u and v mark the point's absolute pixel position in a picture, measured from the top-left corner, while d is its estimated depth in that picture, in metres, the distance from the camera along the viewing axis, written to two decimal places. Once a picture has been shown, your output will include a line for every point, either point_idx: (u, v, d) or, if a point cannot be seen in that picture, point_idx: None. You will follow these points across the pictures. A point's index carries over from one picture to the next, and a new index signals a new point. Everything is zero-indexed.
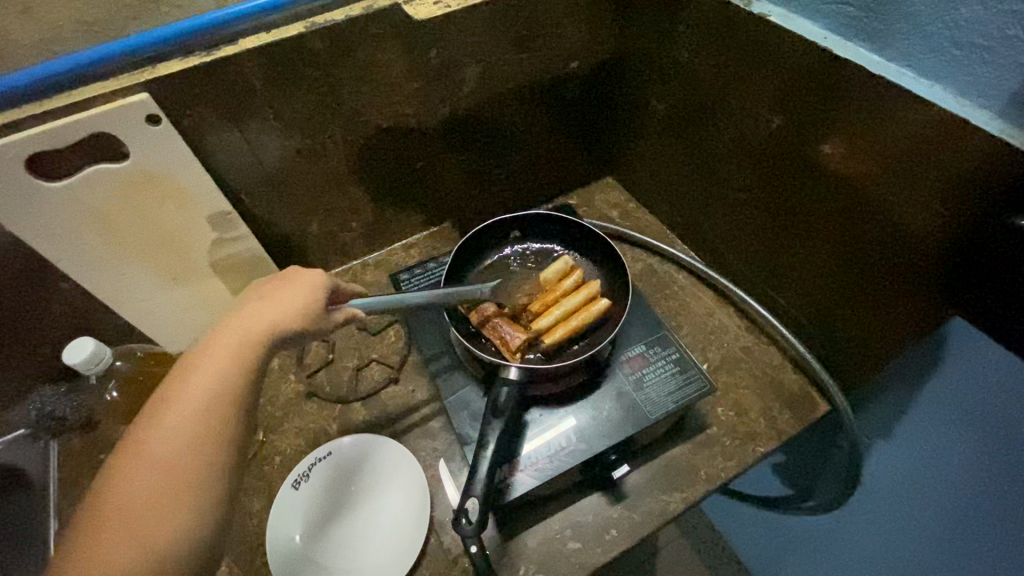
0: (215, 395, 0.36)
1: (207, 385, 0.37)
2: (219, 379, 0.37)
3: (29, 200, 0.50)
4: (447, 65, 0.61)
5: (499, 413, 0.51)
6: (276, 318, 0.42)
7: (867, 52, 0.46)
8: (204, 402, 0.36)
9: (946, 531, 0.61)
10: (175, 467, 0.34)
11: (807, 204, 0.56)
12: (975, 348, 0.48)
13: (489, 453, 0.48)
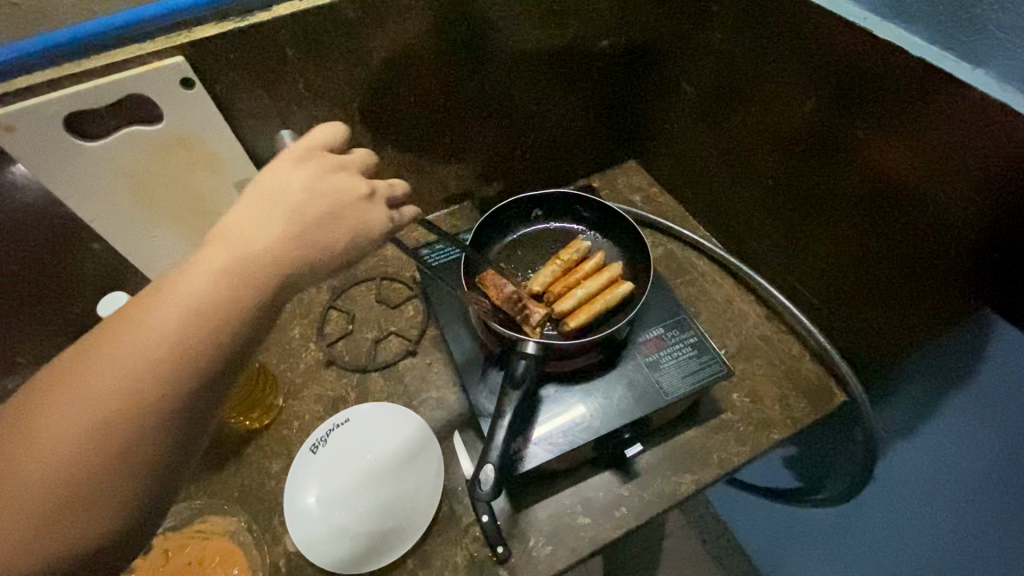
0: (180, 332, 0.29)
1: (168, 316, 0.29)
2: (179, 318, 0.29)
3: (66, 157, 0.52)
4: (476, 38, 0.61)
5: (517, 386, 0.52)
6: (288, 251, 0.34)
7: (907, 34, 0.45)
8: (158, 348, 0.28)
9: (963, 530, 0.60)
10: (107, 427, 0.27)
11: (837, 191, 0.55)
12: (1003, 350, 0.47)
13: (506, 423, 0.50)
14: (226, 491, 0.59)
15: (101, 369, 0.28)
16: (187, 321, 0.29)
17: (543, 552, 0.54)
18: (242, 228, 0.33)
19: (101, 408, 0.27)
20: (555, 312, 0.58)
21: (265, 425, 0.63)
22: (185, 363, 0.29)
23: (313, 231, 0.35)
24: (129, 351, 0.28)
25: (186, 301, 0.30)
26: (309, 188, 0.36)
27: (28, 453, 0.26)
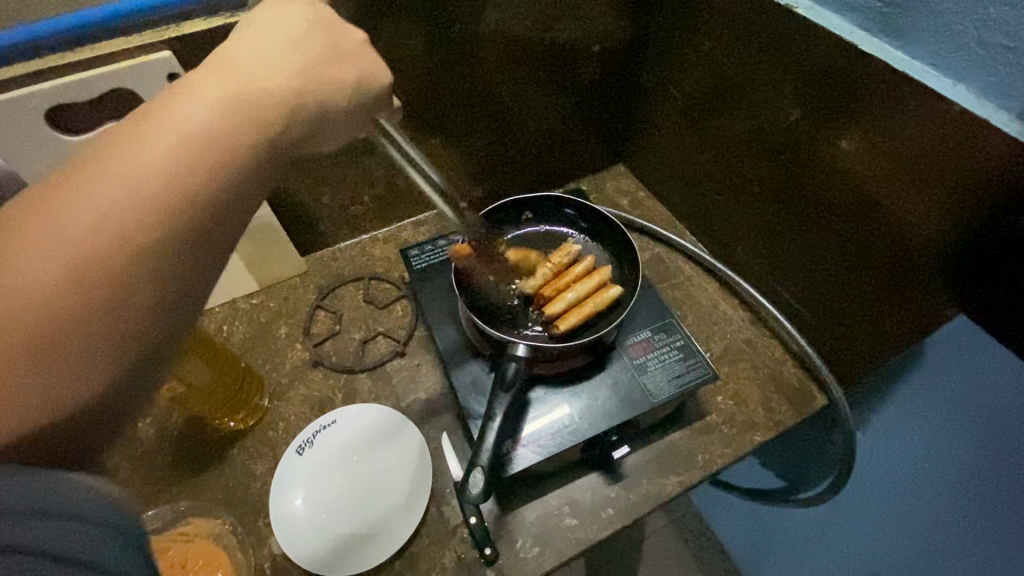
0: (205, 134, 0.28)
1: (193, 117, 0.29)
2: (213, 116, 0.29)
3: (47, 152, 0.51)
4: (469, 40, 0.61)
5: (506, 387, 0.52)
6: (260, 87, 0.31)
7: (890, 48, 0.46)
8: (196, 131, 0.28)
9: (930, 531, 0.63)
10: (147, 203, 0.26)
11: (820, 199, 0.56)
12: (974, 346, 0.50)
13: (500, 413, 0.51)
14: (209, 494, 0.58)
15: (146, 151, 0.27)
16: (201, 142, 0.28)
17: (530, 553, 0.54)
18: (250, 60, 0.32)
19: (108, 204, 0.25)
20: (546, 315, 0.58)
21: (250, 426, 0.62)
22: (207, 164, 0.28)
23: (297, 100, 0.33)
24: (133, 165, 0.26)
25: (166, 134, 0.28)
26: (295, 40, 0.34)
27: (45, 229, 0.25)
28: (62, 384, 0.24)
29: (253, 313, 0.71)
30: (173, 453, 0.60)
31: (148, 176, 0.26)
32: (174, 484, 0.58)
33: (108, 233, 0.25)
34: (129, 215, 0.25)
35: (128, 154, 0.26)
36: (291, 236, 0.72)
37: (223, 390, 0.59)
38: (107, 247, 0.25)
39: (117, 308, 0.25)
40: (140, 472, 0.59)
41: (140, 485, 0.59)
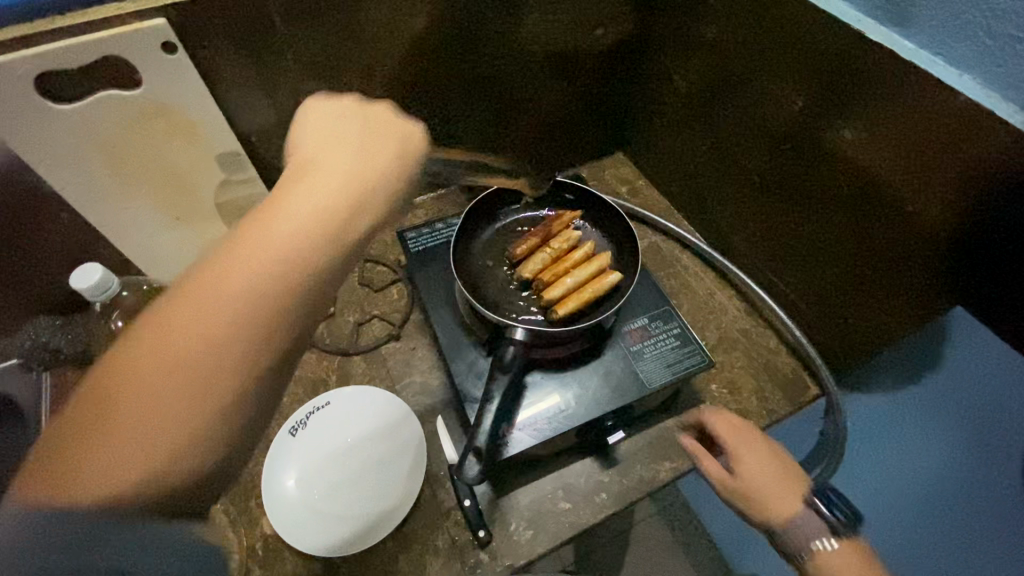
0: (287, 238, 0.31)
1: (294, 213, 0.32)
2: (307, 207, 0.33)
3: (36, 121, 0.49)
4: (473, 19, 0.60)
5: (504, 370, 0.53)
6: (342, 184, 0.35)
7: (898, 38, 0.46)
8: (292, 229, 0.32)
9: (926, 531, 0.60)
10: (256, 299, 0.29)
11: (821, 189, 0.56)
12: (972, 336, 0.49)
13: (490, 410, 0.52)
14: None
15: (257, 232, 0.31)
16: (330, 203, 0.34)
17: (524, 536, 0.55)
18: (319, 165, 0.36)
19: (259, 273, 0.30)
20: (544, 300, 0.58)
21: None
22: (295, 268, 0.31)
23: (368, 189, 0.36)
24: (287, 224, 0.32)
25: (313, 198, 0.33)
26: (368, 141, 0.39)
27: (158, 326, 0.28)
28: (223, 417, 0.28)
29: None
30: None
31: (253, 272, 0.30)
32: None
33: (207, 344, 0.28)
34: (221, 327, 0.28)
35: (245, 242, 0.30)
36: None
37: None
38: (222, 355, 0.28)
39: (203, 403, 0.27)
40: None
41: None
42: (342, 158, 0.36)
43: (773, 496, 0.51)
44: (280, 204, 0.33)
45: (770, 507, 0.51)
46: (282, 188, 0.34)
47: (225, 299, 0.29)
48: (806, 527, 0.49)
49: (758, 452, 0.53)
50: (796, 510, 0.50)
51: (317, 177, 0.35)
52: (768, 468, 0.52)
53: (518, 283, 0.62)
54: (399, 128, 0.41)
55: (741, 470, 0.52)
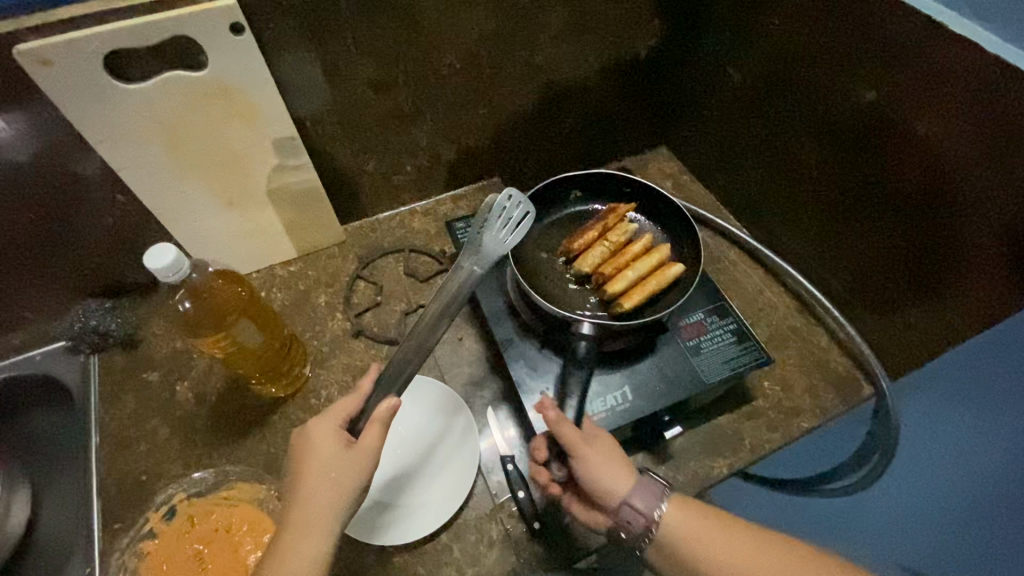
0: (317, 520, 0.42)
1: (317, 508, 0.42)
2: (326, 506, 0.43)
3: (102, 100, 0.49)
4: (533, 7, 0.59)
5: (580, 365, 0.54)
6: (328, 494, 0.43)
7: (982, 29, 0.45)
8: (327, 497, 0.43)
9: None
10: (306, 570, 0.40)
11: (886, 184, 0.55)
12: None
13: (573, 403, 0.53)
14: (252, 459, 0.56)
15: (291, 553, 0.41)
16: (354, 466, 0.44)
17: (579, 529, 0.54)
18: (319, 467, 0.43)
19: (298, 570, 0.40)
20: (607, 294, 0.58)
21: (291, 393, 0.60)
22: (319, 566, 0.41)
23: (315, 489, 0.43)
24: (320, 497, 0.43)
25: (349, 462, 0.44)
26: (338, 458, 0.44)
27: None
28: None
29: (292, 280, 0.70)
30: (213, 417, 0.59)
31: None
32: (216, 447, 0.57)
33: None
34: None
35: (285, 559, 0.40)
36: (332, 203, 0.71)
37: (271, 353, 0.59)
38: None
39: None
40: (180, 434, 0.58)
41: (180, 449, 0.57)
42: (318, 508, 0.42)
43: (609, 475, 0.46)
44: (335, 456, 0.44)
45: (606, 480, 0.45)
46: (334, 430, 0.46)
47: (301, 556, 0.41)
48: (634, 495, 0.45)
49: (603, 440, 0.47)
50: (627, 484, 0.45)
51: (312, 498, 0.43)
52: (606, 452, 0.47)
53: (574, 279, 0.62)
54: (325, 443, 0.45)
55: (580, 447, 0.47)
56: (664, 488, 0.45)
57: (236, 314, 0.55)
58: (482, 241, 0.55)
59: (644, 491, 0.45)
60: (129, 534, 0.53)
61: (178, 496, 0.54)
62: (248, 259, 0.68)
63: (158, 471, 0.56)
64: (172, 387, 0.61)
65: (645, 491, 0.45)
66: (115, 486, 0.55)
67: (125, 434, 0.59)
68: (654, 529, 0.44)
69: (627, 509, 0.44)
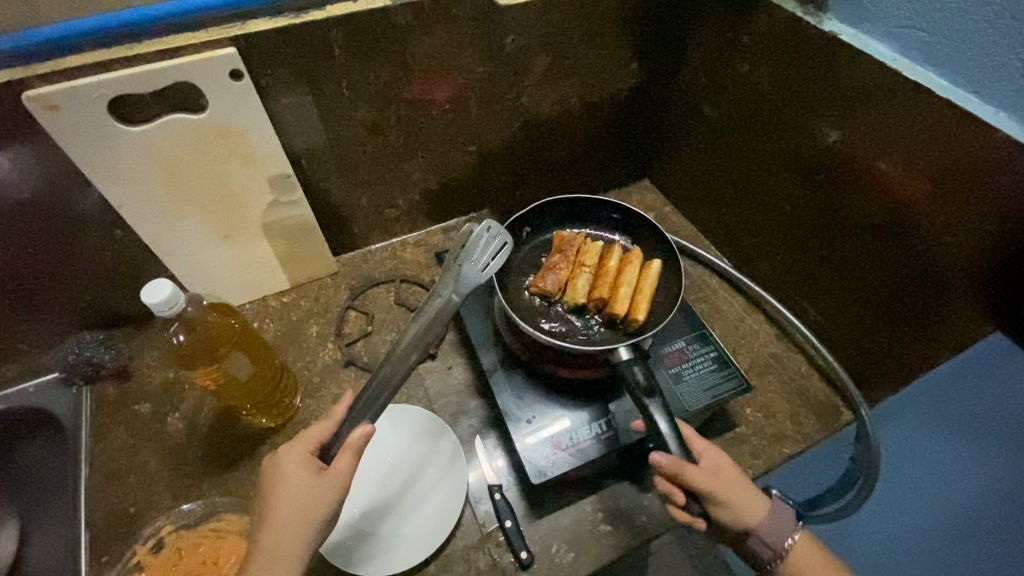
0: (281, 550, 0.43)
1: (283, 535, 0.43)
2: (292, 534, 0.43)
3: (106, 141, 0.51)
4: (517, 52, 0.62)
5: (650, 392, 0.49)
6: (296, 521, 0.44)
7: (934, 76, 0.48)
8: (292, 525, 0.44)
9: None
10: None
11: (856, 220, 0.58)
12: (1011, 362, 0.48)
13: (667, 431, 0.47)
14: (242, 490, 0.57)
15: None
16: (323, 495, 0.45)
17: (566, 558, 0.54)
18: (287, 493, 0.44)
19: None
20: (617, 314, 0.58)
21: (282, 423, 0.61)
22: None
23: (283, 515, 0.44)
24: (290, 528, 0.43)
25: (319, 492, 0.45)
26: (308, 484, 0.45)
27: None
28: None
29: (284, 310, 0.71)
30: (204, 448, 0.60)
31: None
32: (205, 478, 0.58)
33: None
34: None
35: None
36: (326, 236, 0.73)
37: (263, 384, 0.59)
38: None
39: None
40: (170, 465, 0.59)
41: (170, 481, 0.58)
42: (284, 533, 0.43)
43: (750, 508, 0.47)
44: (304, 486, 0.45)
45: (747, 516, 0.46)
46: (305, 461, 0.46)
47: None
48: (773, 522, 0.47)
49: (731, 474, 0.48)
50: (766, 512, 0.47)
51: (276, 525, 0.43)
52: (739, 486, 0.47)
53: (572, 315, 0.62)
54: (294, 469, 0.46)
55: (720, 488, 0.46)
56: (792, 514, 0.49)
57: (227, 344, 0.57)
58: (462, 271, 0.56)
59: (779, 514, 0.48)
60: (115, 567, 0.52)
61: (166, 528, 0.54)
62: (243, 291, 0.70)
63: (146, 503, 0.56)
64: (163, 418, 0.62)
65: (782, 516, 0.48)
66: (103, 519, 0.55)
67: (115, 466, 0.59)
68: (783, 558, 0.48)
69: (765, 537, 0.47)
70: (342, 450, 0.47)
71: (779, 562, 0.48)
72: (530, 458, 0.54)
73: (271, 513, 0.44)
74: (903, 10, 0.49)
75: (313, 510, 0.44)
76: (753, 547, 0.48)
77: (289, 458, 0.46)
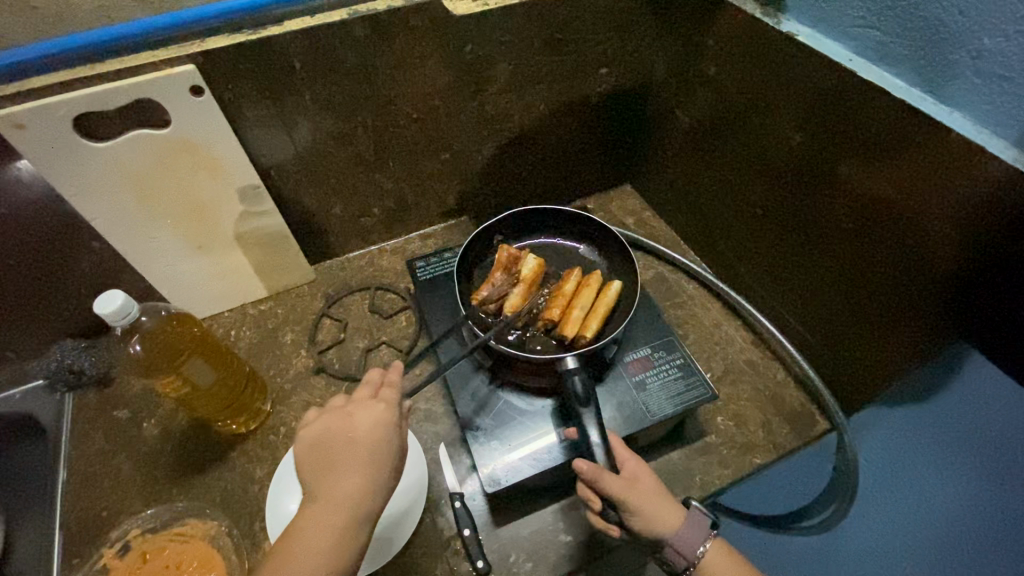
0: (346, 502, 0.42)
1: (347, 486, 0.42)
2: (355, 483, 0.42)
3: (73, 158, 0.53)
4: (480, 61, 0.63)
5: (584, 402, 0.51)
6: (352, 473, 0.42)
7: (889, 75, 0.47)
8: (354, 476, 0.42)
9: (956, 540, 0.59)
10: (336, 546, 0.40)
11: (822, 223, 0.57)
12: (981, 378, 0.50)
13: (597, 442, 0.49)
14: (209, 495, 0.58)
15: (315, 530, 0.40)
16: (334, 524, 0.41)
17: (523, 568, 0.54)
18: (343, 442, 0.44)
19: (324, 547, 0.40)
20: (569, 334, 0.59)
21: (252, 430, 0.62)
22: (348, 542, 0.41)
23: (340, 464, 0.43)
24: (297, 572, 0.39)
25: (324, 527, 0.41)
26: (365, 435, 0.44)
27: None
28: None
29: (261, 319, 0.73)
30: (175, 453, 0.61)
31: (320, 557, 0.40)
32: (175, 483, 0.59)
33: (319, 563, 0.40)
34: None
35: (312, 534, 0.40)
36: (302, 245, 0.74)
37: (228, 390, 0.61)
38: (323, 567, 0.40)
39: None
40: (143, 470, 0.60)
41: (141, 485, 0.59)
42: (347, 483, 0.42)
43: (663, 518, 0.47)
44: (311, 519, 0.41)
45: (659, 525, 0.47)
46: (321, 482, 0.42)
47: (327, 529, 0.41)
48: (687, 534, 0.48)
49: (649, 485, 0.49)
50: (681, 522, 0.48)
51: (338, 477, 0.42)
52: (655, 498, 0.48)
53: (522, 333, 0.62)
54: (357, 420, 0.45)
55: (634, 496, 0.47)
56: (707, 522, 0.49)
57: (188, 354, 0.59)
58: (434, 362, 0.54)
59: (693, 526, 0.49)
60: (84, 569, 0.54)
61: (133, 532, 0.56)
62: (221, 299, 0.71)
63: (118, 507, 0.58)
64: (139, 424, 0.64)
65: (696, 526, 0.49)
66: (75, 521, 0.57)
67: (90, 471, 0.61)
68: (696, 565, 0.49)
69: (677, 547, 0.48)
70: (381, 404, 0.46)
71: (694, 568, 0.49)
72: (487, 468, 0.53)
73: (335, 465, 0.43)
74: (858, 9, 0.48)
75: (371, 458, 0.43)
76: (667, 554, 0.49)
77: (351, 409, 0.45)
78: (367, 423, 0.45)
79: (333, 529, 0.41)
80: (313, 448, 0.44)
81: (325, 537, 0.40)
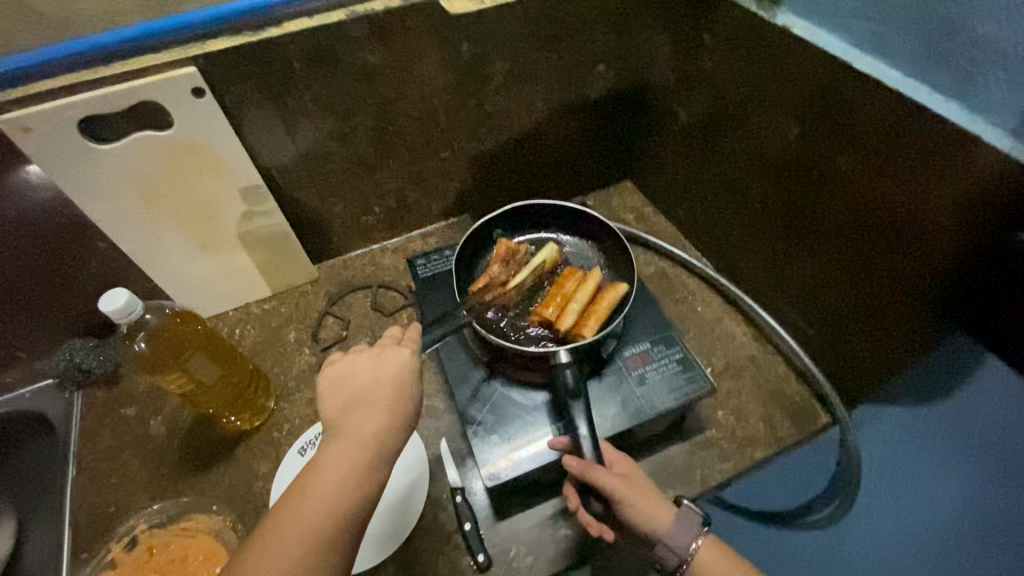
0: (371, 435, 0.42)
1: (370, 422, 0.42)
2: (379, 421, 0.42)
3: (79, 158, 0.54)
4: (478, 59, 0.63)
5: (575, 396, 0.52)
6: (376, 409, 0.43)
7: (883, 66, 0.47)
8: (377, 413, 0.43)
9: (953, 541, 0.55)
10: (358, 472, 0.40)
11: (821, 214, 0.56)
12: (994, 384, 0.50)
13: (584, 434, 0.50)
14: (214, 491, 0.59)
15: (337, 460, 0.40)
16: (355, 456, 0.40)
17: (524, 562, 0.54)
18: (365, 385, 0.44)
19: (345, 477, 0.39)
20: (563, 329, 0.59)
21: (256, 426, 0.63)
22: (369, 472, 0.41)
23: (361, 402, 0.43)
24: (314, 501, 0.38)
25: (348, 454, 0.40)
26: (386, 378, 0.44)
27: (290, 517, 0.38)
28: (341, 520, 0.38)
29: (265, 317, 0.74)
30: (181, 449, 0.62)
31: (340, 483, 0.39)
32: (181, 479, 0.60)
33: (339, 492, 0.39)
34: (320, 519, 0.38)
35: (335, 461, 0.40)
36: (304, 244, 0.75)
37: (230, 388, 0.62)
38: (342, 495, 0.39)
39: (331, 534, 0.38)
40: (150, 466, 0.61)
41: (149, 481, 0.60)
42: (371, 419, 0.42)
43: (649, 512, 0.48)
44: (337, 446, 0.41)
45: (646, 519, 0.47)
46: (345, 416, 0.43)
47: (350, 459, 0.40)
48: (676, 530, 0.48)
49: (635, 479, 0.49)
50: (671, 519, 0.48)
51: (363, 413, 0.43)
52: (642, 492, 0.49)
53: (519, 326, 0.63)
54: (378, 364, 0.45)
55: (620, 491, 0.48)
56: (699, 518, 0.49)
57: (192, 351, 0.60)
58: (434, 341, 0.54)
59: (684, 522, 0.48)
60: (93, 563, 0.55)
61: (141, 527, 0.56)
62: (226, 299, 0.73)
63: (127, 502, 0.59)
64: (146, 422, 0.65)
65: (687, 522, 0.48)
66: (85, 516, 0.58)
67: (99, 467, 0.62)
68: (690, 563, 0.48)
69: (668, 543, 0.47)
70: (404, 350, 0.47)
71: (687, 565, 0.48)
72: (486, 462, 0.54)
73: (360, 402, 0.43)
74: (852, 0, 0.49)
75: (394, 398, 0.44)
76: (659, 551, 0.49)
77: (377, 353, 0.46)
78: (389, 366, 0.45)
79: (356, 459, 0.40)
80: (336, 387, 0.45)
81: (348, 465, 0.40)
